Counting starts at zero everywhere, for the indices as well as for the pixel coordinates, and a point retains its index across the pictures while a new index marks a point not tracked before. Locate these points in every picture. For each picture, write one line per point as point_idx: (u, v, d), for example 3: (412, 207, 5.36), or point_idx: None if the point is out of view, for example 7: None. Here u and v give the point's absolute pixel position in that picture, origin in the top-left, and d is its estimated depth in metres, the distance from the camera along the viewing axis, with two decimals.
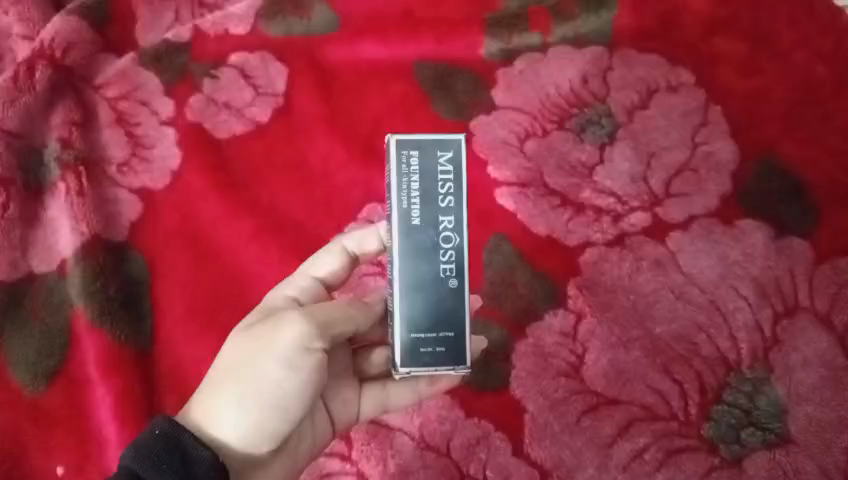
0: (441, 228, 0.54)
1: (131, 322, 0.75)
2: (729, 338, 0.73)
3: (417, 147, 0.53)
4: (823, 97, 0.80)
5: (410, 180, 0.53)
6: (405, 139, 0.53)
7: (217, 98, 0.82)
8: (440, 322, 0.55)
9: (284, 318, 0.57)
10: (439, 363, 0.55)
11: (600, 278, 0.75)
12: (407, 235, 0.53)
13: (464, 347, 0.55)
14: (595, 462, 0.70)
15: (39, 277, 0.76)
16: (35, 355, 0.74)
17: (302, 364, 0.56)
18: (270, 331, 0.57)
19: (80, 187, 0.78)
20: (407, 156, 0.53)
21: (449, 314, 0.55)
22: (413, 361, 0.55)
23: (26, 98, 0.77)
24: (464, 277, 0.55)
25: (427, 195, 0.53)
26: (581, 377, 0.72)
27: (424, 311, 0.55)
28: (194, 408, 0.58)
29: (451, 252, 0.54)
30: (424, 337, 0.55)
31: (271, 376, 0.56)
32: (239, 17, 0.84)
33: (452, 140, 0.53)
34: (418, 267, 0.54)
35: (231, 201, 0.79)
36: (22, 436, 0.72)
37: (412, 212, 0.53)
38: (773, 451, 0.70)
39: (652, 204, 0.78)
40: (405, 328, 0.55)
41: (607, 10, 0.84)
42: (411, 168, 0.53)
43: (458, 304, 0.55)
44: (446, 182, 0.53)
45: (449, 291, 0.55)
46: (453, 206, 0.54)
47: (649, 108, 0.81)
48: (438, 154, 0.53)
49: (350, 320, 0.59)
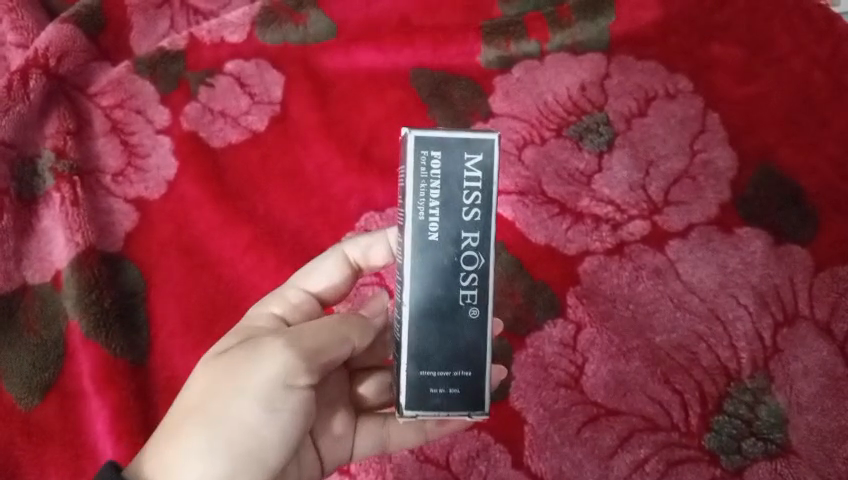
0: (463, 246, 0.52)
1: (126, 334, 0.75)
2: (729, 347, 0.73)
3: (439, 147, 0.51)
4: (822, 104, 0.80)
5: (430, 186, 0.51)
6: (426, 138, 0.51)
7: (213, 107, 0.81)
8: (454, 357, 0.53)
9: (268, 344, 0.54)
10: (448, 405, 0.53)
11: (600, 287, 0.75)
12: (421, 253, 0.52)
13: (481, 388, 0.53)
14: (596, 473, 0.70)
15: (32, 287, 0.76)
16: (29, 368, 0.73)
17: (287, 401, 0.54)
18: (250, 360, 0.54)
19: (75, 197, 0.77)
20: (426, 157, 0.51)
21: (465, 350, 0.53)
22: (420, 402, 0.53)
23: (19, 107, 0.76)
24: (485, 307, 0.53)
25: (448, 206, 0.51)
26: (581, 388, 0.72)
27: (437, 346, 0.53)
28: (149, 461, 0.52)
29: (473, 273, 0.52)
30: (435, 376, 0.53)
31: (250, 416, 0.53)
32: (235, 25, 0.83)
33: (482, 144, 0.51)
34: (434, 291, 0.52)
35: (226, 211, 0.78)
36: (16, 452, 0.71)
37: (429, 225, 0.51)
38: (774, 462, 0.69)
39: (651, 212, 0.77)
40: (412, 364, 0.53)
41: (605, 17, 0.83)
42: (431, 171, 0.51)
43: (477, 336, 0.53)
44: (474, 191, 0.51)
45: (468, 321, 0.53)
46: (479, 221, 0.52)
47: (647, 116, 0.80)
48: (466, 157, 0.51)
49: (346, 340, 0.57)
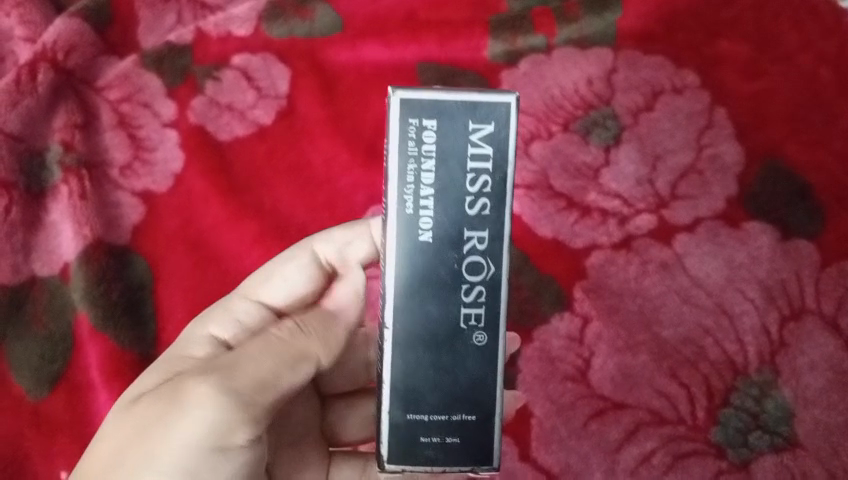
0: (466, 250, 0.51)
1: (134, 327, 0.76)
2: (735, 341, 0.73)
3: (436, 116, 0.49)
4: (829, 99, 0.79)
5: (421, 164, 0.50)
6: (419, 105, 0.49)
7: (220, 101, 0.81)
8: (451, 399, 0.52)
9: (199, 390, 0.50)
10: (444, 458, 0.52)
11: (606, 281, 0.75)
12: (411, 254, 0.51)
13: (482, 437, 0.52)
14: (603, 467, 0.71)
15: (40, 280, 0.76)
16: (37, 360, 0.74)
17: (224, 459, 0.51)
18: (176, 415, 0.50)
19: (83, 191, 0.78)
20: (416, 126, 0.49)
21: (467, 391, 0.52)
22: (408, 454, 0.52)
23: (27, 101, 0.77)
24: (491, 330, 0.52)
25: (444, 196, 0.50)
26: (588, 381, 0.73)
27: (430, 384, 0.52)
28: None
29: (479, 286, 0.51)
30: (428, 424, 0.52)
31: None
32: (242, 19, 0.83)
33: (490, 112, 0.50)
34: (429, 310, 0.51)
35: (233, 206, 0.78)
36: (24, 442, 0.72)
37: (421, 223, 0.50)
38: (781, 455, 0.70)
39: (658, 206, 0.77)
40: (399, 406, 0.52)
41: (611, 12, 0.82)
42: (423, 149, 0.49)
43: (482, 368, 0.52)
44: (481, 176, 0.50)
45: (473, 348, 0.52)
46: (487, 216, 0.50)
47: (654, 110, 0.80)
48: (471, 128, 0.49)
49: (300, 362, 0.53)
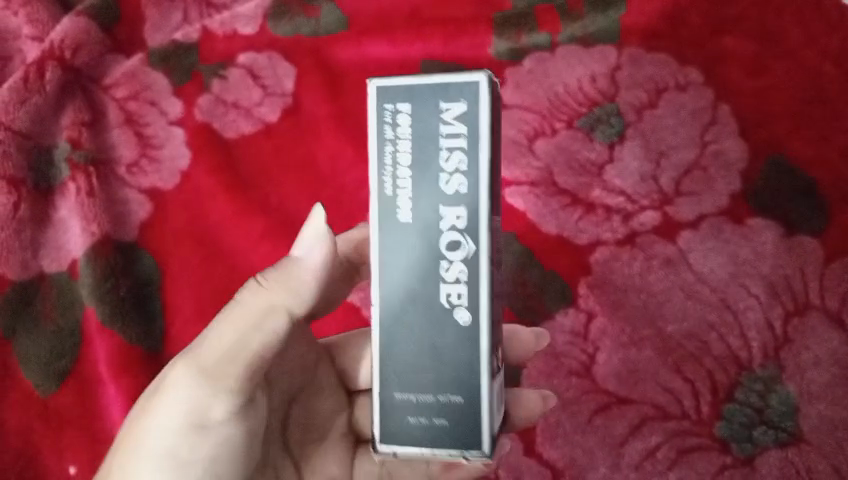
0: (443, 228, 0.46)
1: (142, 322, 0.76)
2: (740, 336, 0.73)
3: (409, 97, 0.46)
4: (833, 95, 0.78)
5: (396, 146, 0.46)
6: (392, 87, 0.46)
7: (226, 98, 0.82)
8: (437, 379, 0.48)
9: (176, 371, 0.51)
10: (432, 441, 0.48)
11: (611, 277, 0.76)
12: (389, 234, 0.47)
13: (473, 420, 0.47)
14: (607, 462, 0.72)
15: (49, 276, 0.77)
16: (46, 356, 0.75)
17: (204, 440, 0.50)
18: (156, 401, 0.52)
19: (90, 187, 0.78)
20: (392, 111, 0.46)
21: (453, 372, 0.47)
22: (397, 438, 0.48)
23: (35, 99, 0.78)
24: (475, 310, 0.46)
25: (421, 177, 0.46)
26: (592, 376, 0.74)
27: (414, 363, 0.48)
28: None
29: (460, 264, 0.46)
30: (415, 405, 0.48)
31: (160, 472, 0.50)
32: (248, 17, 0.84)
33: (463, 88, 0.45)
34: (410, 290, 0.47)
35: (239, 202, 0.79)
36: (34, 437, 0.73)
37: (398, 203, 0.47)
38: (785, 450, 0.70)
39: (662, 202, 0.77)
40: (384, 385, 0.49)
41: (616, 9, 0.82)
42: (398, 130, 0.46)
43: (466, 347, 0.47)
44: (456, 153, 0.45)
45: (456, 328, 0.47)
46: (464, 193, 0.45)
47: (659, 107, 0.80)
48: (443, 108, 0.45)
49: (266, 320, 0.51)
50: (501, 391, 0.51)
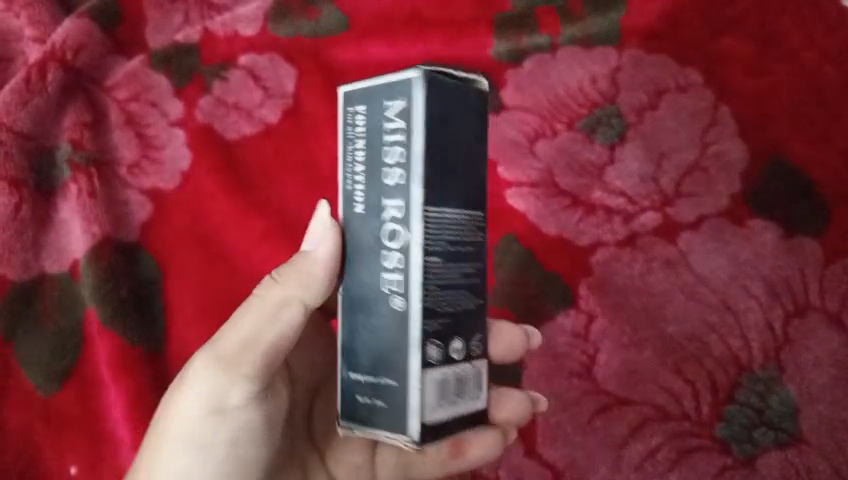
0: (384, 218, 0.47)
1: (142, 323, 0.76)
2: (740, 337, 0.73)
3: (364, 100, 0.48)
4: (834, 96, 0.78)
5: (354, 144, 0.49)
6: (353, 92, 0.48)
7: (227, 99, 0.82)
8: (379, 361, 0.48)
9: (196, 360, 0.53)
10: (375, 420, 0.48)
11: (612, 279, 0.76)
12: (350, 224, 0.50)
13: (404, 405, 0.47)
14: (608, 463, 0.72)
15: (50, 277, 0.78)
16: (48, 356, 0.75)
17: (224, 423, 0.53)
18: (180, 391, 0.54)
19: (91, 188, 0.78)
20: (353, 113, 0.49)
21: (388, 356, 0.48)
22: (351, 416, 0.50)
23: (37, 100, 0.78)
24: (409, 296, 0.46)
25: (371, 172, 0.48)
26: (592, 377, 0.74)
27: (365, 344, 0.49)
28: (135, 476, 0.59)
29: (397, 252, 0.47)
30: (365, 385, 0.49)
31: (187, 454, 0.53)
32: (249, 19, 0.84)
33: (400, 85, 0.46)
34: (363, 277, 0.49)
35: (240, 204, 0.79)
36: (36, 438, 0.74)
37: (355, 195, 0.49)
38: (785, 451, 0.70)
39: (662, 204, 0.77)
40: (344, 364, 0.50)
41: (616, 11, 0.82)
42: (356, 129, 0.48)
43: (401, 332, 0.47)
44: (395, 146, 0.46)
45: (394, 313, 0.47)
46: (400, 184, 0.46)
47: (659, 108, 0.80)
48: (386, 105, 0.47)
49: (279, 312, 0.51)
50: (469, 381, 0.50)
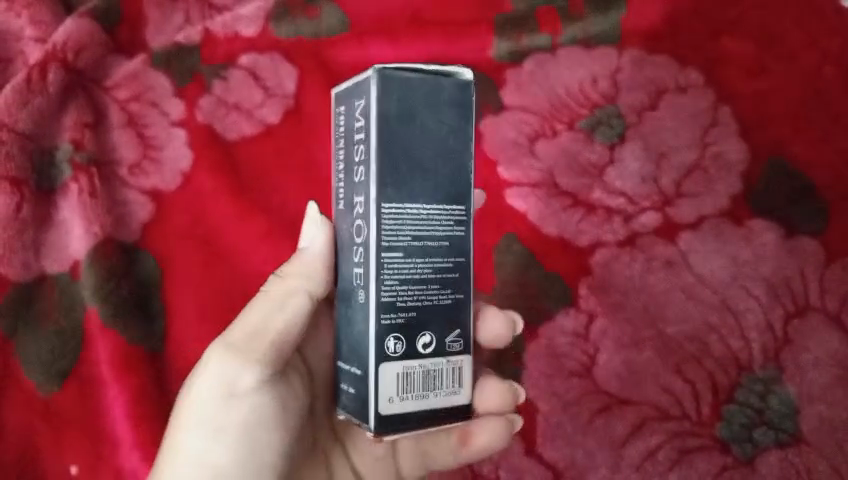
0: (354, 213, 0.48)
1: (143, 322, 0.77)
2: (740, 338, 0.74)
3: (344, 101, 0.49)
4: (833, 97, 0.78)
5: (340, 143, 0.50)
6: (340, 93, 0.50)
7: (227, 99, 0.82)
8: (351, 351, 0.49)
9: (210, 350, 0.55)
10: (351, 409, 0.49)
11: (612, 279, 0.76)
12: (338, 220, 0.51)
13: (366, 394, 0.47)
14: (607, 462, 0.72)
15: (51, 277, 0.77)
16: (47, 356, 0.75)
17: (234, 409, 0.53)
18: (194, 383, 0.54)
19: (92, 188, 0.79)
20: (340, 113, 0.50)
21: (356, 347, 0.48)
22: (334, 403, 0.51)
23: (38, 100, 0.78)
24: (368, 289, 0.47)
25: (348, 169, 0.49)
26: (592, 377, 0.74)
27: (344, 335, 0.50)
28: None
29: (360, 247, 0.48)
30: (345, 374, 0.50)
31: (200, 444, 0.52)
32: (250, 18, 0.84)
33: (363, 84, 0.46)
34: (344, 270, 0.50)
35: (240, 204, 0.79)
36: (36, 437, 0.74)
37: (340, 192, 0.50)
38: (785, 450, 0.70)
39: (662, 204, 0.78)
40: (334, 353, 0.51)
41: (616, 9, 0.82)
42: (341, 129, 0.50)
43: (364, 324, 0.47)
44: (359, 144, 0.47)
45: (359, 305, 0.48)
46: (362, 181, 0.47)
47: (659, 109, 0.80)
48: (356, 104, 0.47)
49: (287, 301, 0.54)
50: (442, 377, 0.48)
